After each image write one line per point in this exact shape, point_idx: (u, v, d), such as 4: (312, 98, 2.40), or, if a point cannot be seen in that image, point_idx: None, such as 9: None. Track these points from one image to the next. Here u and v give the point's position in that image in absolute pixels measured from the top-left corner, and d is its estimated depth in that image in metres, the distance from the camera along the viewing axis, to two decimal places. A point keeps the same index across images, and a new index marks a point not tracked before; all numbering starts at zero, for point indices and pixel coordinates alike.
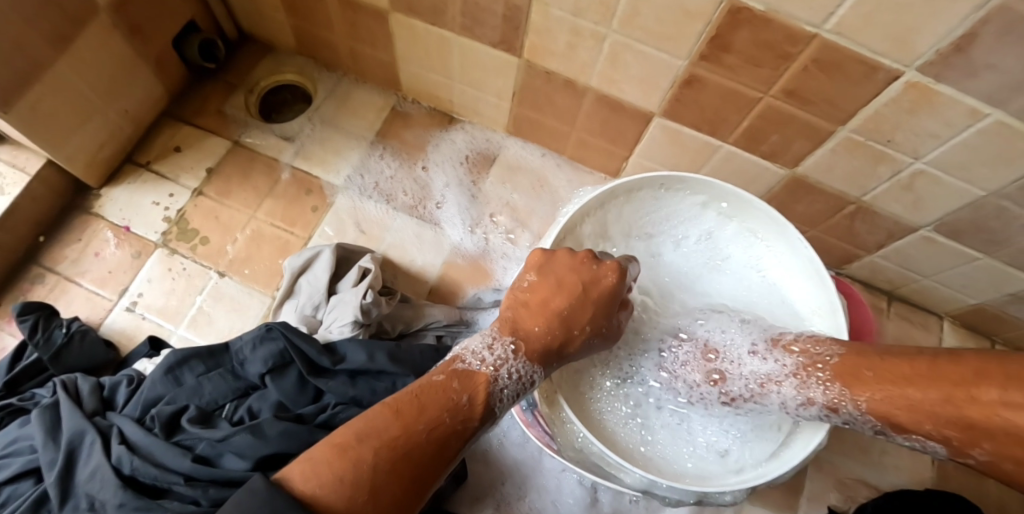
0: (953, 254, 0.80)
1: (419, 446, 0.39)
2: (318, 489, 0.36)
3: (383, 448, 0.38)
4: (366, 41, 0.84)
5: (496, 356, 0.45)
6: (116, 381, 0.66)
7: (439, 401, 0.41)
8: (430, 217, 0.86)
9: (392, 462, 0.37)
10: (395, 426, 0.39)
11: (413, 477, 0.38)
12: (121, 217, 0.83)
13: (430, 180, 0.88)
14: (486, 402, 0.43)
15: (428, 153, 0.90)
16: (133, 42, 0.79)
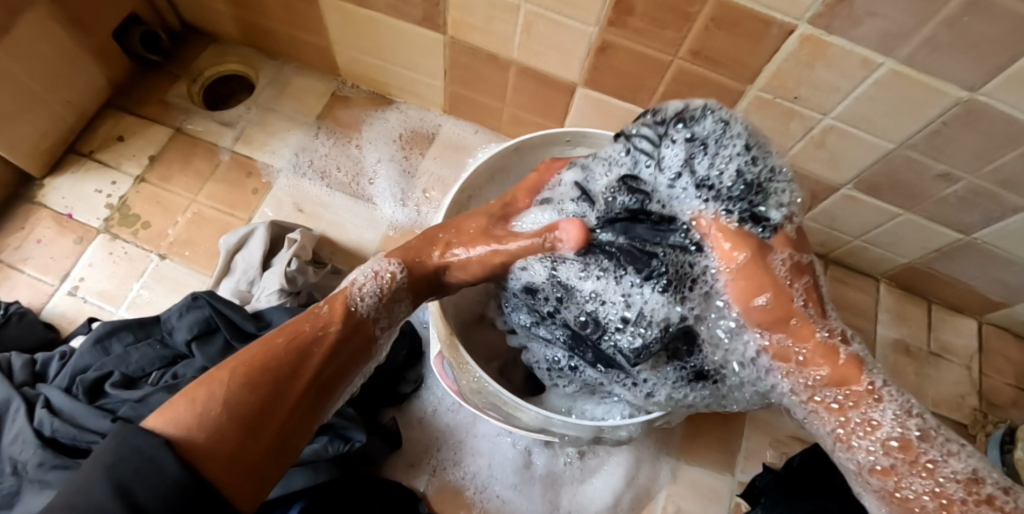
0: (876, 211, 0.82)
1: (309, 378, 0.44)
2: (202, 431, 0.37)
3: (273, 381, 0.42)
4: (303, 27, 0.86)
5: (372, 298, 0.50)
6: (48, 356, 0.67)
7: (327, 335, 0.46)
8: (363, 191, 0.88)
9: (268, 395, 0.41)
10: (286, 358, 0.43)
11: (300, 401, 0.43)
12: (64, 205, 0.85)
13: (363, 156, 0.90)
14: (361, 338, 0.48)
15: (364, 131, 0.92)
16: (72, 34, 0.81)
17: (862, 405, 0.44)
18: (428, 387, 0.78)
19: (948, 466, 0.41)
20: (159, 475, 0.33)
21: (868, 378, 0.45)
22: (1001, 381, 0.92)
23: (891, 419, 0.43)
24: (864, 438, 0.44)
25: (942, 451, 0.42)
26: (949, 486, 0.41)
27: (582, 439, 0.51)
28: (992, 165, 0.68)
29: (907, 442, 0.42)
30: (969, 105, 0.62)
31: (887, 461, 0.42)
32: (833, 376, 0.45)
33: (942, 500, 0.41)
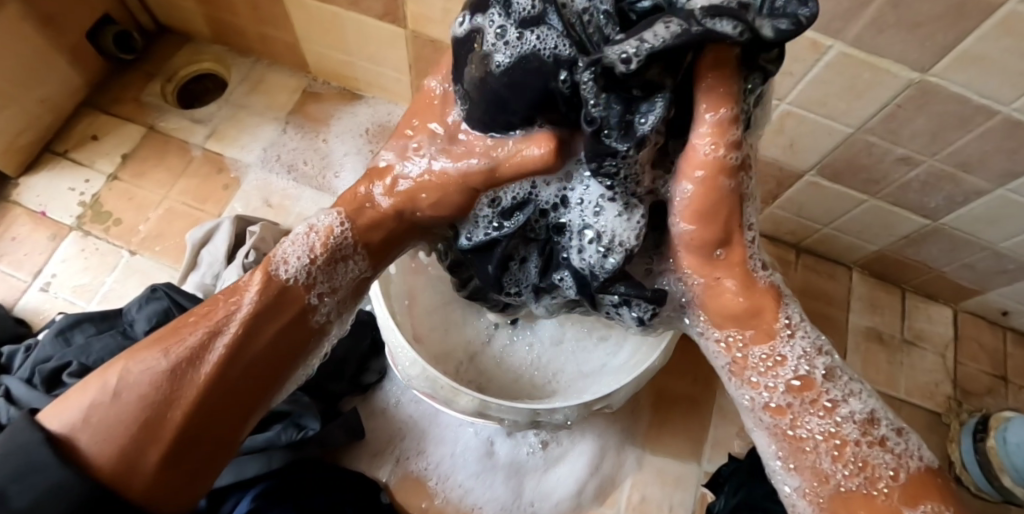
0: (841, 198, 0.82)
1: (211, 387, 0.33)
2: (93, 444, 0.32)
3: (167, 392, 0.33)
4: (269, 23, 0.88)
5: (302, 266, 0.37)
6: (13, 349, 0.68)
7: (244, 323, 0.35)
8: (328, 185, 0.89)
9: (160, 400, 0.33)
10: (181, 361, 0.34)
11: (214, 409, 0.34)
12: (38, 203, 0.86)
13: (330, 149, 0.92)
14: (297, 317, 0.36)
15: (332, 124, 0.93)
16: (45, 34, 0.82)
17: (765, 341, 0.34)
18: (392, 377, 0.79)
19: (847, 406, 0.33)
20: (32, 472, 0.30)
21: (783, 312, 0.34)
22: (977, 369, 0.91)
23: (803, 362, 0.33)
24: (774, 375, 0.33)
25: (845, 391, 0.33)
26: (845, 428, 0.32)
27: (520, 421, 0.52)
28: (950, 148, 0.67)
29: (808, 380, 0.33)
30: (922, 86, 0.61)
31: (782, 401, 0.33)
32: (739, 310, 0.34)
33: (836, 441, 0.32)
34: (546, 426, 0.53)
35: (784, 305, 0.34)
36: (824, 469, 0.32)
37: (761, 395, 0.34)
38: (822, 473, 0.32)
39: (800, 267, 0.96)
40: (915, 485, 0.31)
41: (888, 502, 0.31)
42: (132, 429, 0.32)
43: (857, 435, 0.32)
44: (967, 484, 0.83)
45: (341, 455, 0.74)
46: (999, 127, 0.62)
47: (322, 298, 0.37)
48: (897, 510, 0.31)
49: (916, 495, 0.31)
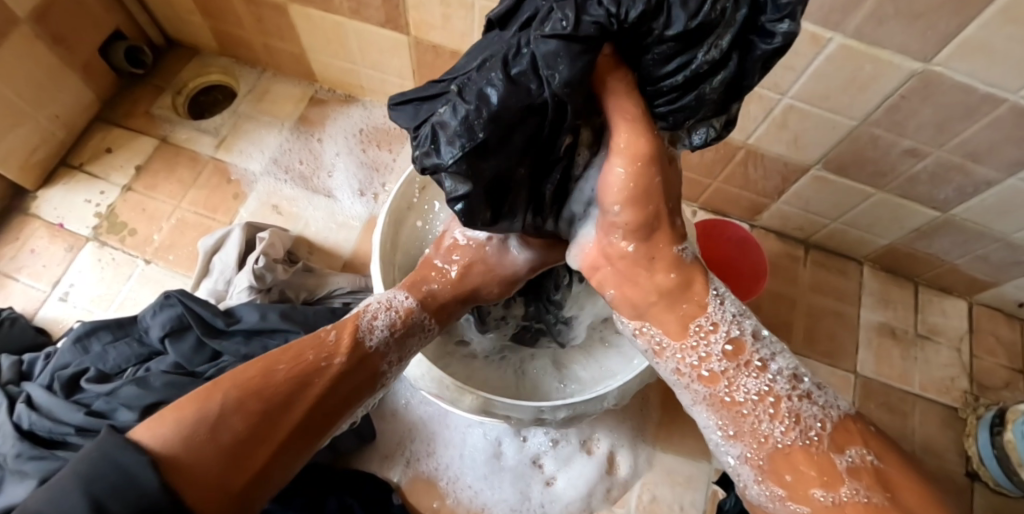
0: (850, 191, 0.81)
1: (266, 439, 0.38)
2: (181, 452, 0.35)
3: (234, 435, 0.37)
4: (274, 34, 0.89)
5: (382, 337, 0.47)
6: (34, 356, 0.69)
7: (307, 371, 0.42)
8: (322, 186, 0.91)
9: (242, 441, 0.37)
10: (240, 422, 0.38)
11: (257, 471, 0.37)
12: (56, 215, 0.89)
13: (323, 149, 0.94)
14: (368, 376, 0.45)
15: (324, 126, 0.95)
16: (57, 51, 0.85)
17: (701, 313, 0.40)
18: (402, 380, 0.79)
19: (775, 364, 0.39)
20: (137, 495, 0.32)
21: (712, 285, 0.41)
22: (993, 362, 0.89)
23: (727, 325, 0.39)
24: (710, 343, 0.39)
25: (770, 351, 0.40)
26: (777, 384, 0.37)
27: (526, 420, 0.52)
28: (957, 138, 0.66)
29: (740, 344, 0.39)
30: (925, 76, 0.61)
31: (721, 367, 0.39)
32: (675, 284, 0.40)
33: (770, 399, 0.37)
34: (551, 424, 0.53)
35: (712, 283, 0.41)
36: (763, 429, 0.37)
37: (694, 367, 0.40)
38: (761, 432, 0.37)
39: (808, 262, 0.95)
40: (841, 431, 0.36)
41: (817, 448, 0.36)
42: (219, 456, 0.36)
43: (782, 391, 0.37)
44: (985, 480, 0.81)
45: (352, 458, 0.75)
46: (1006, 116, 0.61)
47: (388, 365, 0.47)
48: (827, 456, 0.35)
49: (844, 442, 0.36)
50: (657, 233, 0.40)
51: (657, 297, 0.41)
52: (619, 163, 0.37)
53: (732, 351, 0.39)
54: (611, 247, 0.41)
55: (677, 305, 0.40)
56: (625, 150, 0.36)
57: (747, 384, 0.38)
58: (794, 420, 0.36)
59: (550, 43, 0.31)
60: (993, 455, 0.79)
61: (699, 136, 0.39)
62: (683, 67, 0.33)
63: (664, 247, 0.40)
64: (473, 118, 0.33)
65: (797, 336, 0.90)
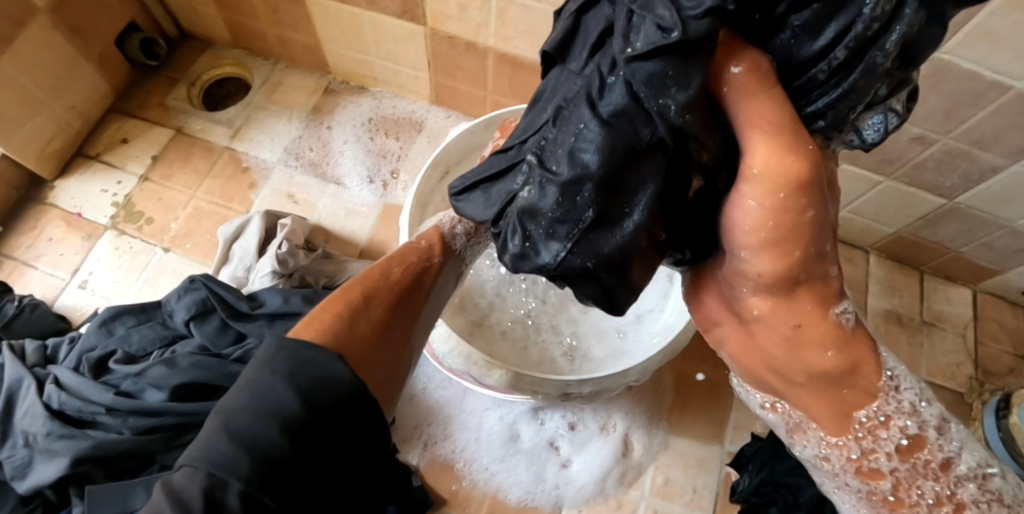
0: (858, 179, 0.83)
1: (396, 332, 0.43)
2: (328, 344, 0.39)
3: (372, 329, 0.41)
4: (289, 26, 0.90)
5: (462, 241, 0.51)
6: (58, 341, 0.70)
7: (412, 268, 0.46)
8: (331, 174, 0.92)
9: (389, 328, 0.42)
10: (375, 316, 0.42)
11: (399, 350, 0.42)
12: (73, 205, 0.90)
13: (332, 137, 0.95)
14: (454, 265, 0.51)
15: (333, 114, 0.96)
16: (74, 41, 0.86)
17: (870, 402, 0.36)
18: (419, 366, 0.81)
19: (959, 461, 0.36)
20: (321, 374, 0.35)
21: (887, 368, 0.37)
22: (998, 348, 0.91)
23: (901, 417, 0.36)
24: (878, 438, 0.36)
25: (951, 441, 0.37)
26: (961, 489, 0.35)
27: (551, 395, 0.54)
28: (964, 126, 0.68)
29: (918, 440, 0.36)
30: (933, 64, 0.62)
31: (889, 466, 0.36)
32: (841, 360, 0.35)
33: (951, 505, 0.35)
34: (575, 398, 0.55)
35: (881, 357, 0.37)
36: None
37: (851, 458, 0.37)
38: None
39: None
40: None
41: None
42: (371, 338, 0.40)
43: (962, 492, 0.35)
44: None
45: None
46: (1012, 102, 0.63)
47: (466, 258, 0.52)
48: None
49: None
50: (802, 289, 0.33)
51: (813, 378, 0.36)
52: (751, 193, 0.31)
53: (902, 448, 0.36)
54: (745, 312, 0.37)
55: (837, 391, 0.36)
56: (766, 173, 0.30)
57: (919, 484, 0.36)
58: None
59: (650, 65, 0.27)
60: (999, 438, 0.81)
61: (876, 127, 0.36)
62: (843, 36, 0.28)
63: (813, 311, 0.34)
64: (576, 188, 0.30)
65: None
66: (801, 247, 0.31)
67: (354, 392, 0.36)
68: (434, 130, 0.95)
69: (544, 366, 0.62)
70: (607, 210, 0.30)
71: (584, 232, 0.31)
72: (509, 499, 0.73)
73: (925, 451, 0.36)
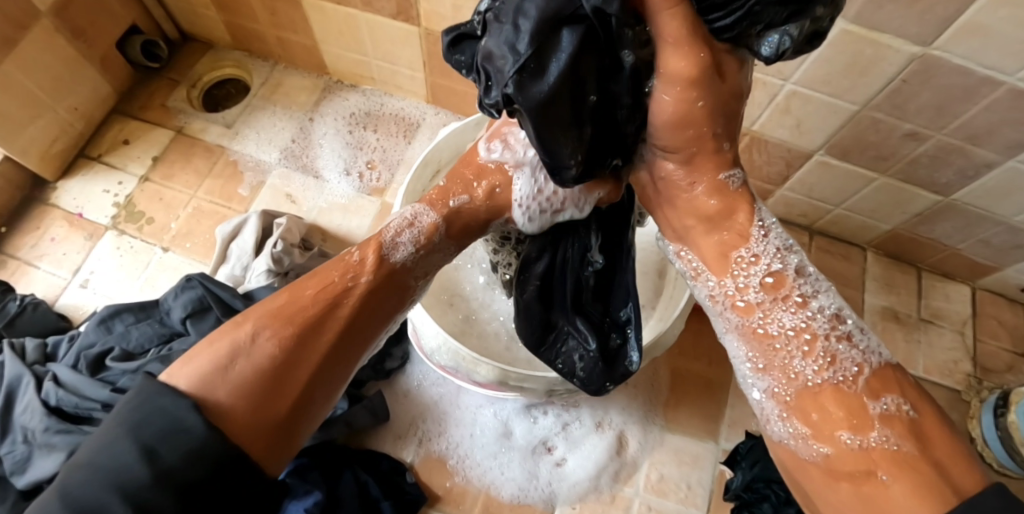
0: (853, 176, 0.82)
1: (292, 379, 0.34)
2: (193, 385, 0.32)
3: (262, 376, 0.33)
4: (288, 28, 0.91)
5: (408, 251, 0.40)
6: (59, 338, 0.72)
7: (330, 273, 0.38)
8: (311, 166, 0.94)
9: (277, 371, 0.34)
10: (276, 348, 0.34)
11: (298, 401, 0.34)
12: (75, 205, 0.91)
13: (315, 130, 0.96)
14: (399, 291, 0.40)
15: (319, 108, 0.98)
16: (76, 44, 0.87)
17: (741, 242, 0.37)
18: (414, 363, 0.81)
19: (817, 301, 0.36)
20: (180, 438, 0.29)
21: (758, 215, 0.38)
22: (996, 345, 0.91)
23: (775, 255, 0.37)
24: (748, 273, 0.37)
25: (813, 289, 0.36)
26: (818, 323, 0.35)
27: (538, 390, 0.55)
28: (957, 121, 0.67)
29: (781, 278, 0.37)
30: (924, 60, 0.62)
31: (757, 298, 0.36)
32: (717, 207, 0.38)
33: (806, 336, 0.35)
34: (562, 393, 0.56)
35: (755, 208, 0.38)
36: (794, 366, 0.34)
37: (729, 296, 0.38)
38: (791, 369, 0.34)
39: (812, 248, 0.97)
40: (879, 379, 0.33)
41: (851, 390, 0.33)
42: (257, 392, 0.33)
43: (847, 357, 0.34)
44: (989, 460, 0.82)
45: (367, 439, 0.76)
46: (1004, 98, 0.62)
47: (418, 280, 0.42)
48: (859, 400, 0.32)
49: (880, 389, 0.33)
50: (698, 156, 0.37)
51: (695, 220, 0.39)
52: (665, 91, 0.34)
53: (783, 286, 0.36)
54: (659, 175, 0.40)
55: (717, 233, 0.38)
56: (679, 36, 0.31)
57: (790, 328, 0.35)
58: (841, 375, 0.33)
59: None
60: (996, 436, 0.80)
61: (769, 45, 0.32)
62: None
63: (711, 169, 0.37)
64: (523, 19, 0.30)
65: None
66: (722, 127, 0.36)
67: (207, 446, 0.29)
68: (416, 124, 0.96)
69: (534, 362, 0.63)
70: (538, 58, 0.30)
71: (521, 79, 0.31)
72: (502, 495, 0.74)
73: (813, 309, 0.35)
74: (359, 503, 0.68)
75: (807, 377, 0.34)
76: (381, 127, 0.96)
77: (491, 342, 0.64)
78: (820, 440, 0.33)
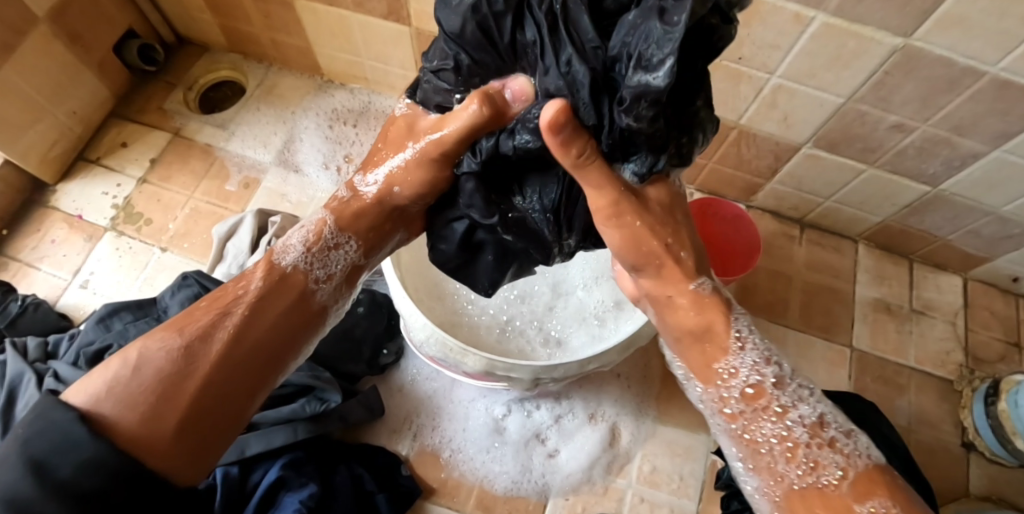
0: (842, 168, 0.83)
1: (187, 388, 0.41)
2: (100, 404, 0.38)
3: (156, 391, 0.40)
4: (282, 30, 0.93)
5: (298, 254, 0.49)
6: (59, 337, 0.73)
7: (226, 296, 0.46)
8: (293, 162, 0.95)
9: (169, 383, 0.40)
10: (169, 366, 0.41)
11: (194, 407, 0.41)
12: (75, 208, 0.92)
13: (299, 127, 0.98)
14: (295, 295, 0.48)
15: (305, 106, 0.99)
16: (74, 49, 0.89)
17: (722, 356, 0.45)
18: (408, 358, 0.82)
19: (797, 411, 0.42)
20: (71, 446, 0.34)
21: (734, 328, 0.45)
22: (989, 336, 0.91)
23: (749, 366, 0.44)
24: (729, 386, 0.44)
25: (792, 399, 0.43)
26: (795, 431, 0.41)
27: (524, 381, 0.55)
28: (941, 112, 0.68)
29: (760, 389, 0.44)
30: (906, 51, 0.62)
31: (737, 408, 0.44)
32: (697, 324, 0.45)
33: (788, 443, 0.41)
34: (549, 383, 0.56)
35: (732, 320, 0.45)
36: (779, 468, 0.41)
37: (717, 404, 0.45)
38: (777, 471, 0.42)
39: (804, 241, 0.97)
40: (865, 482, 0.39)
41: (837, 492, 0.39)
42: (149, 403, 0.39)
43: (831, 462, 0.40)
44: (981, 450, 0.83)
45: (363, 433, 0.78)
46: (987, 88, 0.63)
47: (318, 283, 0.50)
48: (847, 503, 0.38)
49: (866, 492, 0.38)
50: (664, 269, 0.46)
51: (682, 334, 0.46)
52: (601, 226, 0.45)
53: (754, 394, 0.44)
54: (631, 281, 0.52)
55: (701, 345, 0.46)
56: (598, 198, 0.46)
57: (766, 435, 0.42)
58: (824, 479, 0.40)
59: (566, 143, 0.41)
60: (988, 425, 0.81)
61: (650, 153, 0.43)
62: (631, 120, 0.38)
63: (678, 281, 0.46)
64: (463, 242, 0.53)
65: (794, 312, 0.92)
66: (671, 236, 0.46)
67: (97, 456, 0.34)
68: None
69: (522, 353, 0.63)
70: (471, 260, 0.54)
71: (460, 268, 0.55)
72: (496, 488, 0.75)
73: (788, 416, 0.42)
74: (354, 496, 0.68)
75: (794, 481, 0.41)
76: (364, 123, 0.98)
77: (480, 335, 0.64)
78: None
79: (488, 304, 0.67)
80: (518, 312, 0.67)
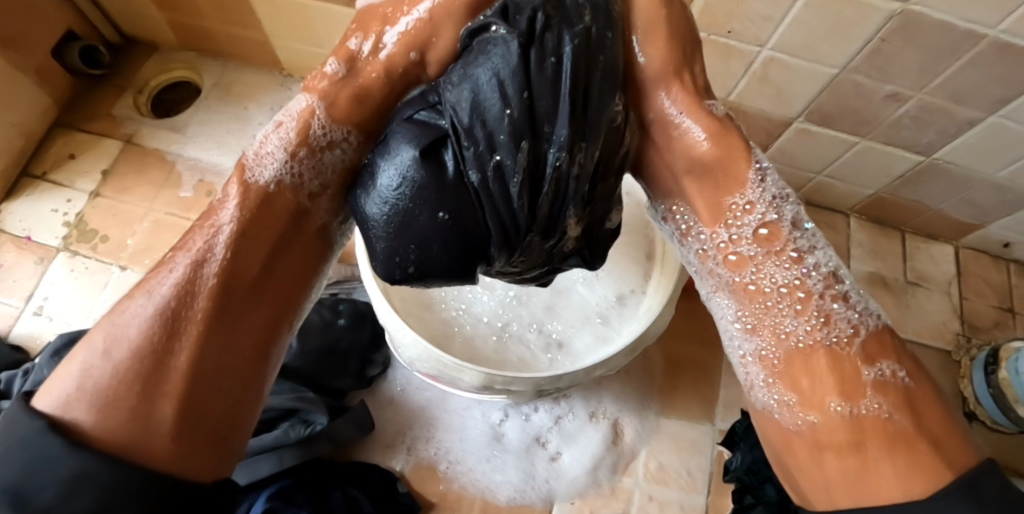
0: (834, 141, 0.80)
1: (174, 371, 0.34)
2: (80, 412, 0.31)
3: (138, 379, 0.33)
4: (237, 23, 0.86)
5: (279, 163, 0.39)
6: (11, 374, 0.67)
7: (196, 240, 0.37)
8: None
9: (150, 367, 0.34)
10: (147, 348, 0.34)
11: (189, 390, 0.34)
12: (22, 228, 0.85)
13: (253, 123, 0.92)
14: (287, 217, 0.39)
15: (258, 100, 0.93)
16: (8, 55, 0.81)
17: (738, 189, 0.40)
18: (397, 367, 0.78)
19: (812, 258, 0.39)
20: (46, 462, 0.27)
21: (755, 160, 0.40)
22: (984, 303, 0.90)
23: (767, 203, 0.40)
24: (741, 226, 0.40)
25: (810, 243, 0.39)
26: (808, 280, 0.38)
27: (526, 392, 0.52)
28: (939, 79, 0.65)
29: (774, 230, 0.40)
30: (904, 17, 0.59)
31: (750, 250, 0.40)
32: (713, 153, 0.39)
33: (798, 294, 0.38)
34: (552, 392, 0.53)
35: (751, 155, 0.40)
36: (786, 327, 0.38)
37: (721, 248, 0.40)
38: (780, 330, 0.38)
39: None
40: (874, 345, 0.37)
41: (846, 355, 0.36)
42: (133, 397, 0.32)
43: (845, 322, 0.37)
44: (982, 418, 0.82)
45: (354, 450, 0.73)
46: (987, 52, 0.60)
47: (309, 198, 0.40)
48: (856, 367, 0.36)
49: (876, 356, 0.36)
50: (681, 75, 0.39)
51: (691, 166, 0.40)
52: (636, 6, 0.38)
53: (769, 234, 0.39)
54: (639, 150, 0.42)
55: (711, 181, 0.40)
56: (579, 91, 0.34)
57: (776, 282, 0.39)
58: (833, 337, 0.37)
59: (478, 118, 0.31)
60: (989, 394, 0.80)
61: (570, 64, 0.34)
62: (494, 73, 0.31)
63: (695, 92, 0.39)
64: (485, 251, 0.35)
65: None
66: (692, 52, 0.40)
67: (87, 468, 0.28)
68: None
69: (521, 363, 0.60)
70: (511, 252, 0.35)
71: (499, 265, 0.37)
72: (499, 498, 0.71)
73: (801, 264, 0.39)
74: None
75: (796, 338, 0.38)
76: None
77: (474, 346, 0.61)
78: (807, 408, 0.37)
79: (481, 312, 0.63)
80: (515, 317, 0.63)
